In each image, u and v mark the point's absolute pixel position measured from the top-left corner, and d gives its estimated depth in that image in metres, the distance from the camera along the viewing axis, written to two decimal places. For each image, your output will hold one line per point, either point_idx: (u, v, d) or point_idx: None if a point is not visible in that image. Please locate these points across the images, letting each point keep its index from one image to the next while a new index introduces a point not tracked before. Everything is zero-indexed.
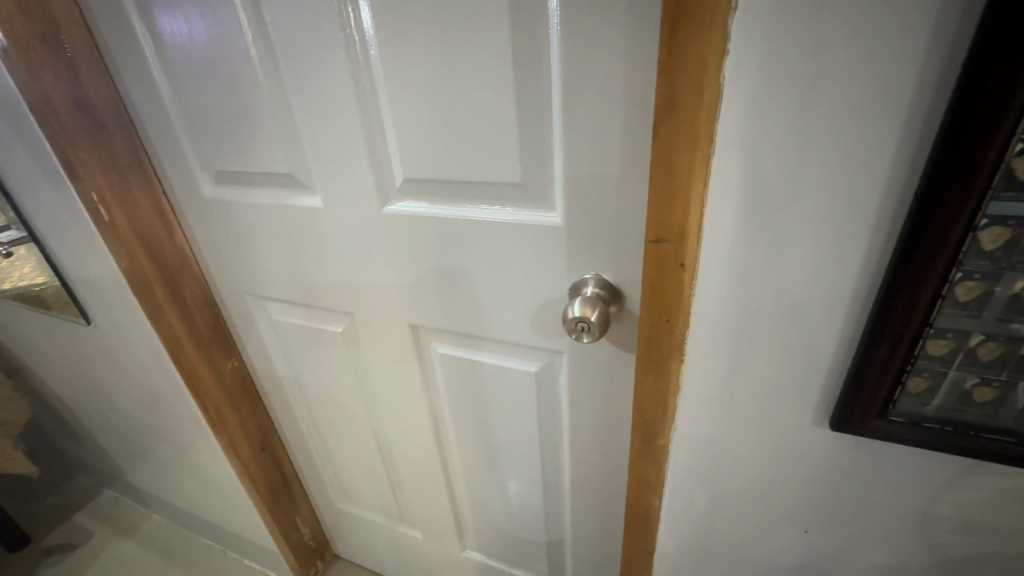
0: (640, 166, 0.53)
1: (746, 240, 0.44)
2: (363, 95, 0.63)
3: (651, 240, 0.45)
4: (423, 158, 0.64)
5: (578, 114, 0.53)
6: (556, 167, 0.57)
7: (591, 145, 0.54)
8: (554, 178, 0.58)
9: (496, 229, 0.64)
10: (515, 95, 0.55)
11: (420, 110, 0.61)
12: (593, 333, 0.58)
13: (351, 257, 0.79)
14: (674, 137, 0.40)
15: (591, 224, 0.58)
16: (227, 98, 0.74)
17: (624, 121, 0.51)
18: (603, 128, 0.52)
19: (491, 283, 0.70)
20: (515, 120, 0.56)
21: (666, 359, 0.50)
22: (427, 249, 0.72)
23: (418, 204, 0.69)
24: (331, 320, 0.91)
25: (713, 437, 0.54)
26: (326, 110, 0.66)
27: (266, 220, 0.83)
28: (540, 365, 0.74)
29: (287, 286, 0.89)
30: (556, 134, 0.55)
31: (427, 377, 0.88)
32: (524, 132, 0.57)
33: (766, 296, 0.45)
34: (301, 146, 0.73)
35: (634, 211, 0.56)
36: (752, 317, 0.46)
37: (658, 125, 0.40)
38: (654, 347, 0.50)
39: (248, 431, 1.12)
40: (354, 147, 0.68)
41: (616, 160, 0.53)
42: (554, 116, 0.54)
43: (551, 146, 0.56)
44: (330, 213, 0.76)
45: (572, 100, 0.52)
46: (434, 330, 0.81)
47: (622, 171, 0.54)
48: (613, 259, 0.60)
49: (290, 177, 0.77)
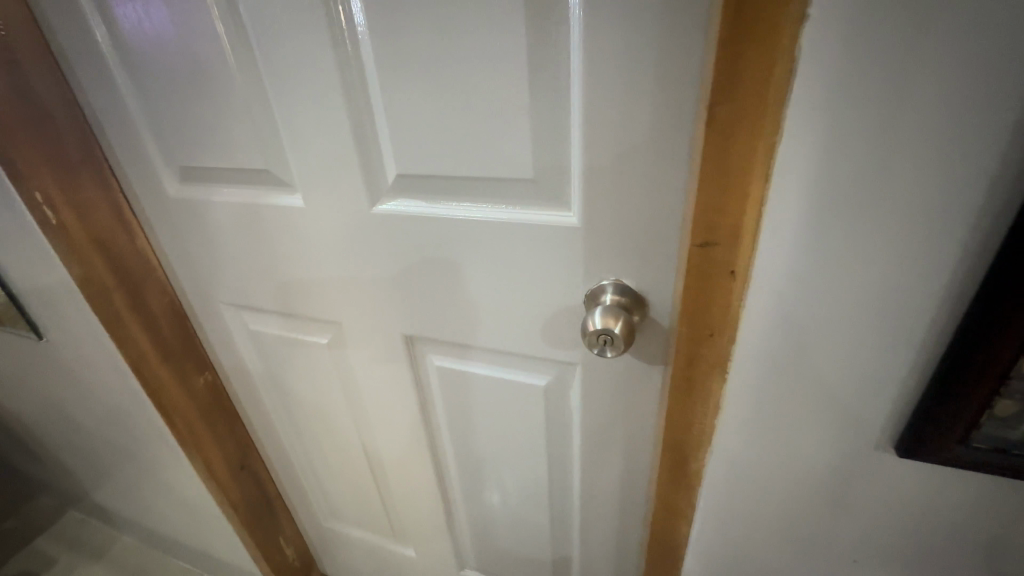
0: (673, 158, 0.46)
1: (808, 241, 0.38)
2: (350, 79, 0.56)
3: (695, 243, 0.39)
4: (421, 151, 0.57)
5: (602, 101, 0.46)
6: (574, 160, 0.51)
7: (615, 136, 0.47)
8: (572, 173, 0.52)
9: (502, 230, 0.58)
10: (528, 78, 0.48)
11: (416, 97, 0.54)
12: (616, 349, 0.52)
13: (336, 262, 0.71)
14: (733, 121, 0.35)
15: (613, 224, 0.52)
16: (192, 84, 0.65)
17: (654, 109, 0.45)
18: (631, 115, 0.46)
19: (497, 289, 0.63)
20: (527, 106, 0.50)
21: (705, 377, 0.45)
22: (422, 253, 0.64)
23: (413, 202, 0.61)
24: (315, 330, 0.83)
25: (753, 459, 0.49)
26: (307, 96, 0.58)
27: (241, 222, 0.74)
28: (549, 378, 0.68)
29: (265, 293, 0.81)
30: (575, 122, 0.49)
31: (422, 390, 0.81)
32: (537, 120, 0.50)
33: (827, 304, 0.40)
34: (278, 138, 0.64)
35: (664, 209, 0.49)
36: (810, 329, 0.41)
37: (714, 107, 0.35)
38: (691, 363, 0.45)
39: (226, 450, 1.03)
40: (340, 138, 0.60)
41: (645, 150, 0.47)
42: (573, 102, 0.48)
43: (569, 136, 0.50)
44: (313, 213, 0.68)
45: (595, 86, 0.46)
46: (432, 341, 0.74)
47: (650, 164, 0.47)
48: (637, 262, 0.54)
49: (267, 173, 0.69)
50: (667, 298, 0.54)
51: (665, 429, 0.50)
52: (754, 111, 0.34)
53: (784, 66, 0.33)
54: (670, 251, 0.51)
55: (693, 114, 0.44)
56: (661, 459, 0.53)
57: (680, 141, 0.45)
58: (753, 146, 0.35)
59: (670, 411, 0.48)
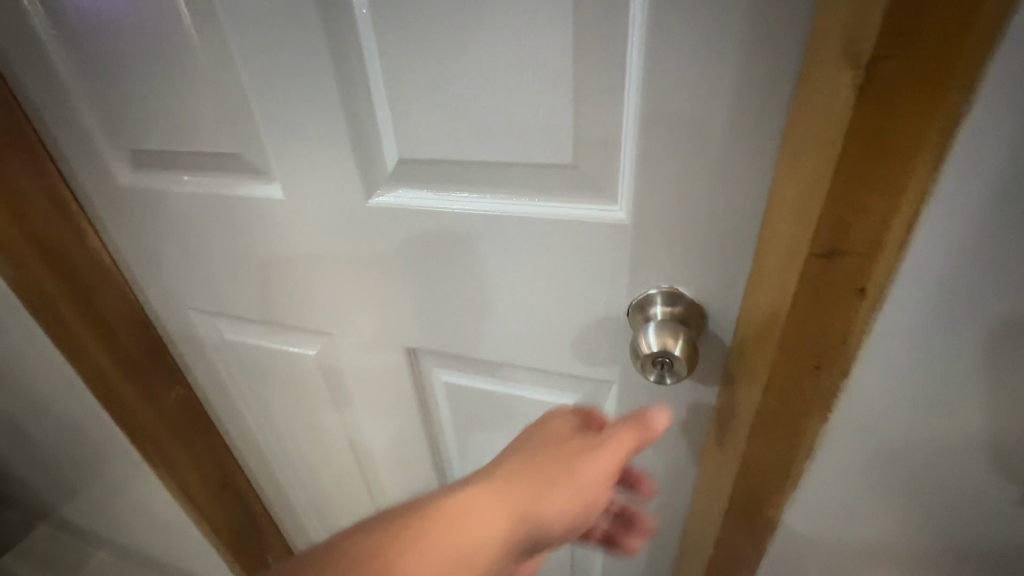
0: (756, 135, 0.37)
1: (941, 229, 0.31)
2: (338, 34, 0.44)
3: (812, 253, 0.31)
4: (429, 128, 0.46)
5: (667, 66, 0.36)
6: (627, 138, 0.41)
7: (681, 112, 0.38)
8: (622, 154, 0.42)
9: (529, 227, 0.48)
10: (572, 30, 0.38)
11: (425, 58, 0.43)
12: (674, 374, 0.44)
13: (326, 264, 0.61)
14: (899, 96, 0.25)
15: (672, 219, 0.43)
16: (140, 46, 0.53)
17: (735, 77, 0.35)
18: (708, 78, 0.36)
19: (521, 297, 0.53)
20: (569, 67, 0.39)
21: (803, 411, 0.37)
22: (430, 254, 0.54)
23: (420, 194, 0.51)
24: (302, 341, 0.72)
25: (835, 473, 0.44)
26: (284, 58, 0.47)
27: (208, 216, 0.63)
28: (579, 397, 0.59)
29: (243, 299, 0.70)
30: (631, 88, 0.39)
31: (427, 408, 0.71)
32: (581, 86, 0.40)
33: (950, 302, 0.34)
34: (249, 112, 0.52)
35: (738, 200, 0.40)
36: (921, 331, 0.35)
37: (878, 75, 0.25)
38: (785, 396, 0.37)
39: (205, 470, 0.93)
40: (328, 112, 0.48)
41: (721, 124, 0.37)
42: (629, 61, 0.38)
43: (621, 106, 0.40)
44: (297, 205, 0.57)
45: (660, 47, 0.36)
46: (439, 354, 0.63)
47: (727, 142, 0.38)
48: (697, 266, 0.44)
49: (238, 158, 0.57)
50: (732, 307, 0.45)
51: (739, 468, 0.42)
52: (931, 76, 0.25)
53: (990, 10, 0.23)
54: (742, 252, 0.42)
55: (791, 75, 0.34)
56: (731, 500, 0.44)
57: (766, 117, 0.36)
58: (918, 125, 0.26)
59: (751, 447, 0.40)
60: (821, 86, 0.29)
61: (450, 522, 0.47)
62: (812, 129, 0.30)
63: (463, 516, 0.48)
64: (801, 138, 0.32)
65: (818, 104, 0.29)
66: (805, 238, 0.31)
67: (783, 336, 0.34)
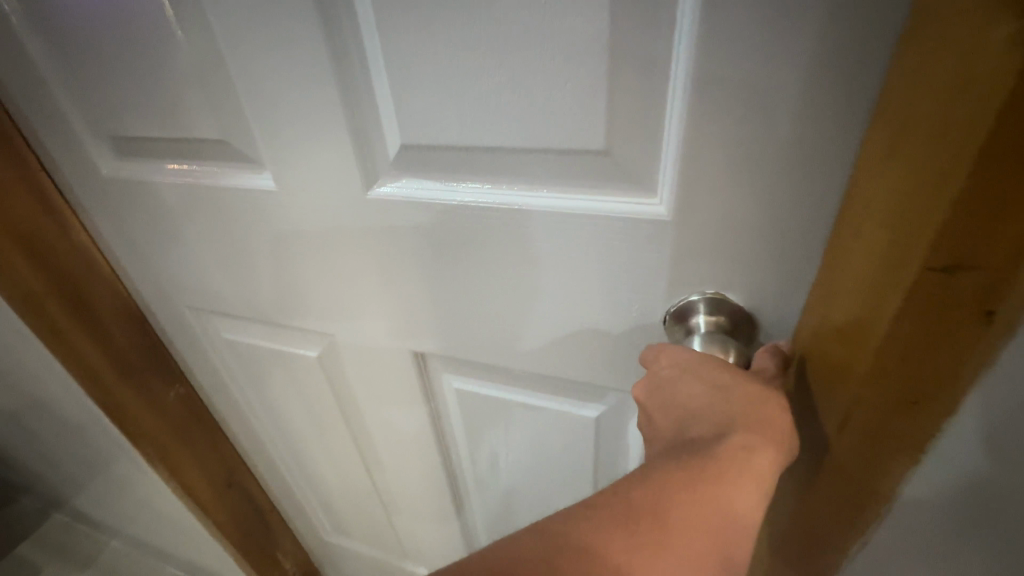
0: (830, 116, 0.30)
1: None
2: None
3: (925, 267, 0.26)
4: (437, 111, 0.40)
5: (724, 31, 0.30)
6: (671, 121, 0.34)
7: (738, 87, 0.31)
8: (665, 140, 0.35)
9: (550, 223, 0.42)
10: None
11: (431, 26, 0.36)
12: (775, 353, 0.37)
13: (328, 263, 0.55)
14: None
15: (722, 216, 0.36)
16: (110, 19, 0.47)
17: (810, 44, 0.29)
18: (777, 44, 0.29)
19: (540, 299, 0.47)
20: (602, 35, 0.33)
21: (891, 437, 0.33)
22: (440, 251, 0.48)
23: (427, 185, 0.45)
24: (303, 342, 0.67)
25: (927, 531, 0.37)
26: (270, 30, 0.40)
27: (195, 209, 0.57)
28: (603, 408, 0.54)
29: (239, 298, 0.65)
30: (678, 60, 0.32)
31: (436, 414, 0.66)
32: (617, 59, 0.33)
33: None
34: (234, 95, 0.46)
35: (802, 193, 0.33)
36: None
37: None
38: (871, 419, 0.32)
39: (208, 469, 0.90)
40: (321, 93, 0.42)
41: (790, 102, 0.31)
42: (678, 27, 0.31)
43: (666, 81, 0.33)
44: (291, 198, 0.51)
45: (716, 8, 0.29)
46: (450, 359, 0.58)
47: (796, 124, 0.31)
48: (750, 270, 0.38)
49: (224, 146, 0.51)
50: (786, 315, 0.39)
51: (806, 488, 0.38)
52: None
53: None
54: (806, 254, 0.36)
55: (886, 39, 0.27)
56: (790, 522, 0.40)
57: (845, 91, 0.29)
58: None
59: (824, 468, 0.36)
60: (949, 62, 0.23)
61: (734, 475, 0.30)
62: (923, 118, 0.25)
63: (750, 456, 0.31)
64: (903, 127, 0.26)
65: (938, 88, 0.24)
66: (918, 250, 0.26)
67: (878, 358, 0.30)
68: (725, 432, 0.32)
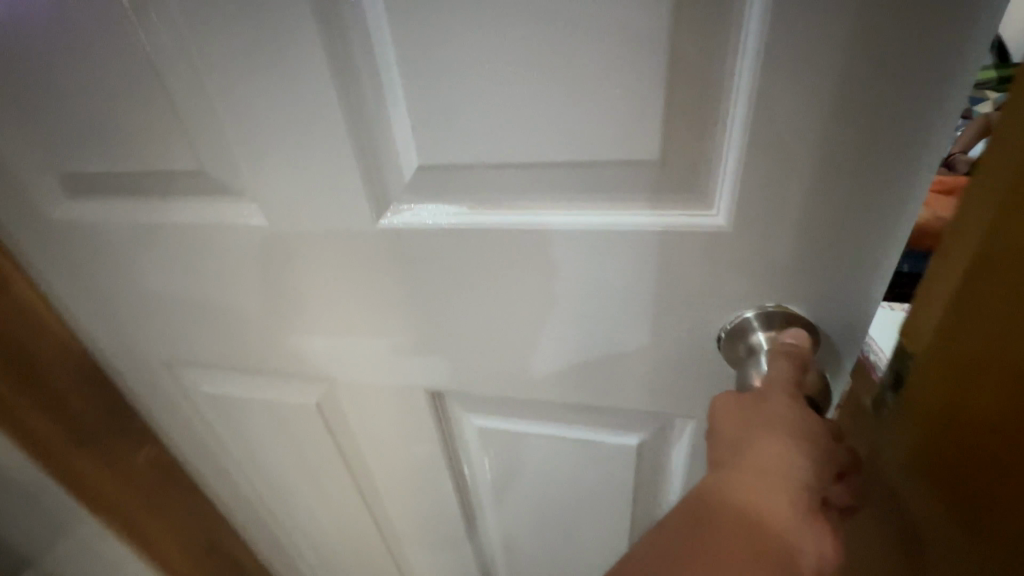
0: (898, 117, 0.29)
1: None
2: (331, 5, 0.33)
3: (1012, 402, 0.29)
4: (462, 126, 0.36)
5: (790, 33, 0.28)
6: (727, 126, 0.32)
7: (803, 90, 0.29)
8: (717, 147, 0.33)
9: (591, 243, 0.38)
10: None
11: (455, 38, 0.33)
12: (789, 342, 0.37)
13: (329, 303, 0.50)
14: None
15: (778, 224, 0.34)
16: (53, 39, 0.40)
17: (884, 43, 0.27)
18: (857, 37, 0.27)
19: (574, 323, 0.44)
20: (654, 40, 0.30)
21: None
22: (452, 283, 0.44)
23: (448, 211, 0.40)
24: (296, 392, 0.60)
25: None
26: (260, 44, 0.35)
27: (166, 251, 0.50)
28: (642, 427, 0.51)
29: (220, 347, 0.57)
30: (744, 57, 0.30)
31: (452, 454, 0.61)
32: (673, 59, 0.30)
33: None
34: (214, 124, 0.41)
35: (865, 196, 0.32)
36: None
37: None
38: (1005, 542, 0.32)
39: (186, 536, 0.80)
40: (323, 113, 0.37)
41: (858, 104, 0.29)
42: (738, 27, 0.29)
43: (726, 83, 0.31)
44: (284, 235, 0.45)
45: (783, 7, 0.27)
46: (470, 395, 0.54)
47: (863, 127, 0.30)
48: (807, 278, 0.36)
49: (201, 180, 0.45)
50: (842, 319, 0.38)
51: None
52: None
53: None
54: (866, 258, 0.35)
55: (978, 22, 0.26)
56: None
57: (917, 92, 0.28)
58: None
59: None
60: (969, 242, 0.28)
61: (722, 514, 0.30)
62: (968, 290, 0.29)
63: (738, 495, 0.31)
64: (941, 297, 0.30)
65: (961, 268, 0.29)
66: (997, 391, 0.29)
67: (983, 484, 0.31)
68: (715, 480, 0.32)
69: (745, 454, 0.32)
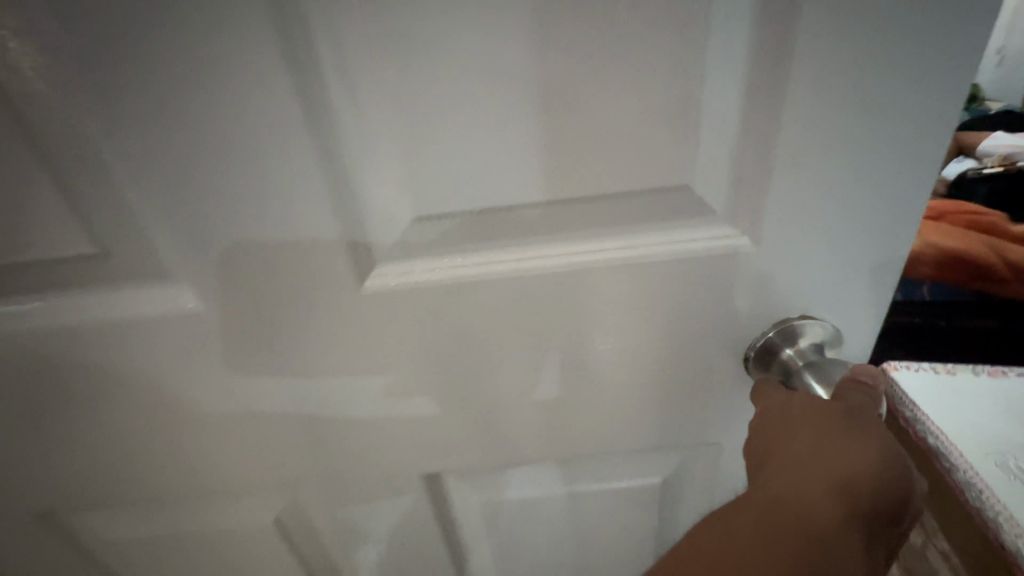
0: (883, 148, 0.31)
1: None
2: (294, 62, 0.28)
3: None
4: (468, 150, 0.31)
5: (784, 78, 0.29)
6: (731, 163, 0.32)
7: (799, 128, 0.31)
8: (725, 183, 0.33)
9: (602, 282, 0.37)
10: (663, 42, 0.28)
11: (449, 95, 0.30)
12: (866, 374, 0.37)
13: (297, 389, 0.40)
14: None
15: (781, 251, 0.35)
16: None
17: (871, 85, 0.29)
18: (879, 29, 0.27)
19: (583, 371, 0.42)
20: (660, 88, 0.30)
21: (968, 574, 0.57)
22: (446, 347, 0.40)
23: (447, 264, 0.36)
24: (243, 518, 0.48)
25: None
26: (199, 62, 0.27)
27: (51, 374, 0.38)
28: (651, 465, 0.50)
29: (130, 484, 0.44)
30: (746, 96, 0.30)
31: (449, 534, 0.55)
32: (681, 100, 0.30)
33: None
34: (123, 207, 0.32)
35: (856, 220, 0.34)
36: None
37: None
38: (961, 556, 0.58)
39: None
40: (291, 153, 0.30)
41: (849, 139, 0.31)
42: (738, 71, 0.29)
43: (733, 117, 0.31)
44: (233, 326, 0.37)
45: (777, 55, 0.29)
46: (469, 469, 0.48)
47: (854, 159, 0.32)
48: (807, 298, 0.38)
49: (101, 281, 0.35)
50: (840, 331, 0.40)
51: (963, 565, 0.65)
52: None
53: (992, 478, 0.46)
54: (857, 275, 0.37)
55: (986, 10, 0.27)
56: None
57: (899, 129, 0.30)
58: None
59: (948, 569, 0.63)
60: None
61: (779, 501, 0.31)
62: None
63: (794, 486, 0.32)
64: None
65: None
66: None
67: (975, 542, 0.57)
68: (773, 474, 0.34)
69: (806, 453, 0.34)
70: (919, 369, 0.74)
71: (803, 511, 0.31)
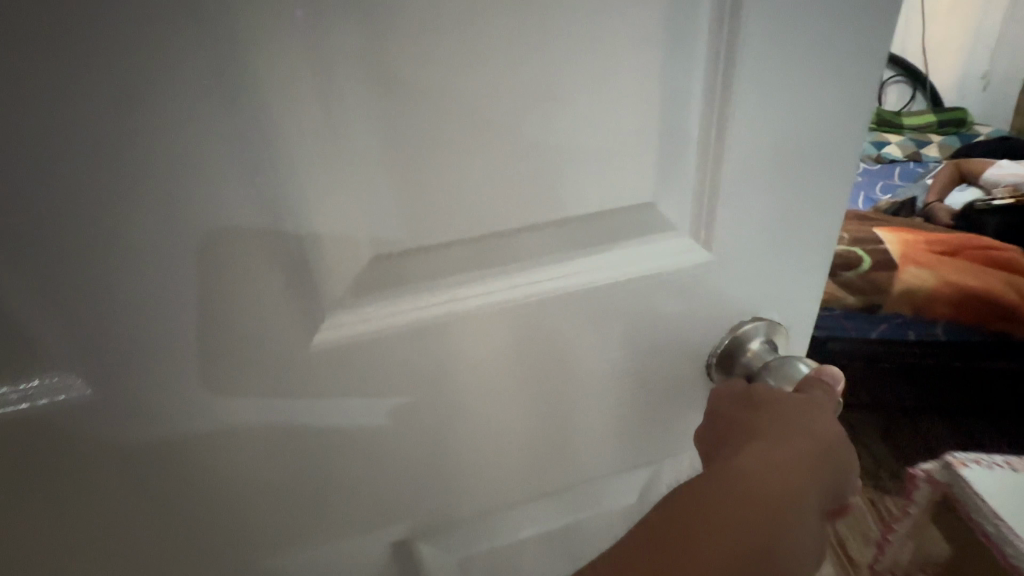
0: (805, 164, 0.34)
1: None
2: (204, 92, 0.24)
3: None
4: (427, 181, 0.29)
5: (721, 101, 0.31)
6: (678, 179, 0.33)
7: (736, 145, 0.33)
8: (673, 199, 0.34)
9: (567, 308, 0.36)
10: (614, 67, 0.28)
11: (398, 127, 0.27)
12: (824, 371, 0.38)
13: (230, 471, 0.34)
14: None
15: (726, 260, 0.37)
16: None
17: (792, 107, 0.32)
18: (799, 52, 0.30)
19: (552, 401, 0.40)
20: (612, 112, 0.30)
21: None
22: (406, 399, 0.36)
23: (404, 304, 0.32)
24: None
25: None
26: (77, 81, 0.22)
27: None
28: (622, 486, 0.49)
29: None
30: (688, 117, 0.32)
31: None
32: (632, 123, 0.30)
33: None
34: None
35: (787, 229, 0.37)
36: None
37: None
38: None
39: None
40: (208, 196, 0.26)
41: (777, 155, 0.34)
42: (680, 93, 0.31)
43: (680, 136, 0.32)
44: (137, 409, 0.30)
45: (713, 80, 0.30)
46: (437, 526, 0.44)
47: (782, 173, 0.34)
48: (753, 303, 0.40)
49: None
50: (783, 333, 0.42)
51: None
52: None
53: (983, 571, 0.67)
54: (791, 280, 0.40)
55: (878, 37, 0.31)
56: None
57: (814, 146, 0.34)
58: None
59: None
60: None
61: (734, 473, 0.32)
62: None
63: (750, 461, 0.33)
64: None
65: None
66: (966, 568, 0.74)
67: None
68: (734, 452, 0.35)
69: (764, 433, 0.35)
70: (992, 467, 0.67)
71: (758, 481, 0.32)
